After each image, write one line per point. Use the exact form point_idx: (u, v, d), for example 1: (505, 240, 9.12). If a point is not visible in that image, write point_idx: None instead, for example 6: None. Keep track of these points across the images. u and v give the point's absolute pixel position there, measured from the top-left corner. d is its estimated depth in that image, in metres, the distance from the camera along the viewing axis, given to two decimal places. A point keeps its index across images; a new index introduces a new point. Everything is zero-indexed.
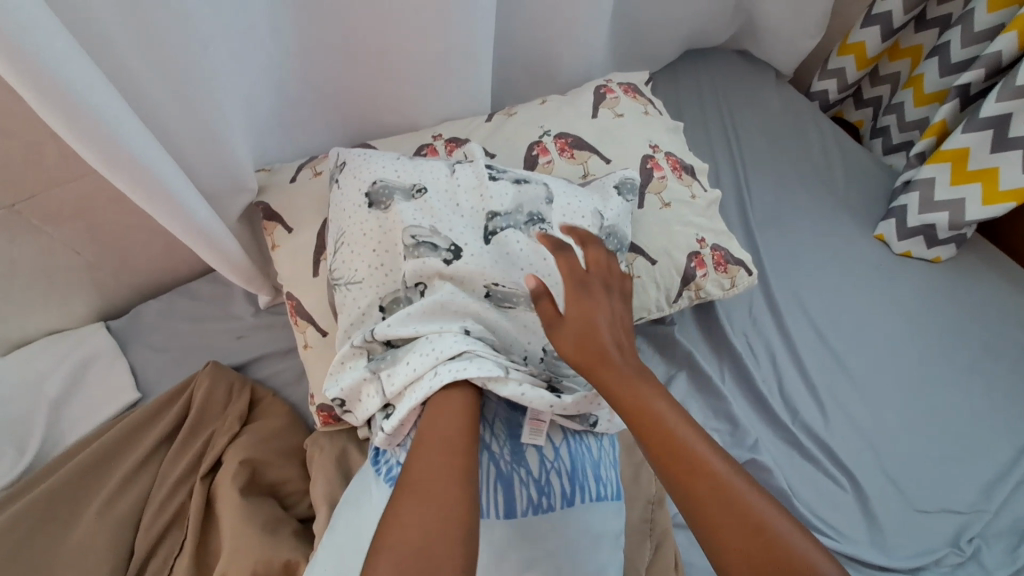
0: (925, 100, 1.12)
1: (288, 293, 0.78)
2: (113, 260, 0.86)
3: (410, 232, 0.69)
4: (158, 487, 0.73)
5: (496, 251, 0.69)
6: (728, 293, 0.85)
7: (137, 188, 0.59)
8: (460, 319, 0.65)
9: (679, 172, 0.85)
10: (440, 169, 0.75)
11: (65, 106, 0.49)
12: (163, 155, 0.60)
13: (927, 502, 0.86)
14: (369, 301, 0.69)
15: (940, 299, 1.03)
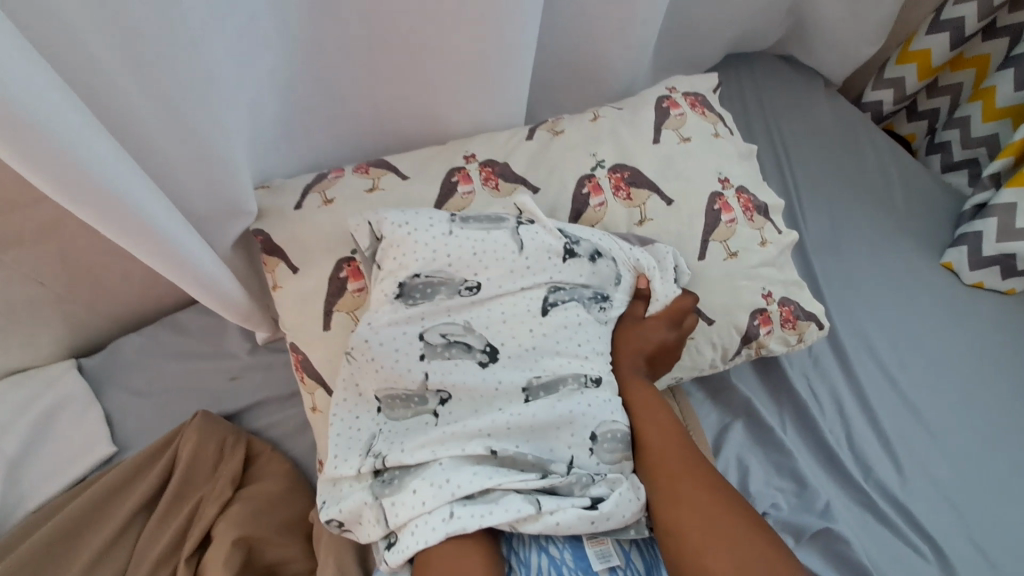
0: (995, 114, 1.02)
1: (293, 344, 0.67)
2: (87, 290, 0.74)
3: (441, 334, 0.58)
4: (134, 569, 0.62)
5: (550, 339, 0.59)
6: (792, 351, 0.74)
7: (108, 223, 0.46)
8: (483, 434, 0.54)
9: (751, 213, 0.73)
10: (500, 238, 0.60)
11: (14, 127, 0.36)
12: (141, 180, 0.47)
13: (1020, 575, 0.75)
14: (366, 409, 0.58)
15: (1019, 336, 0.92)
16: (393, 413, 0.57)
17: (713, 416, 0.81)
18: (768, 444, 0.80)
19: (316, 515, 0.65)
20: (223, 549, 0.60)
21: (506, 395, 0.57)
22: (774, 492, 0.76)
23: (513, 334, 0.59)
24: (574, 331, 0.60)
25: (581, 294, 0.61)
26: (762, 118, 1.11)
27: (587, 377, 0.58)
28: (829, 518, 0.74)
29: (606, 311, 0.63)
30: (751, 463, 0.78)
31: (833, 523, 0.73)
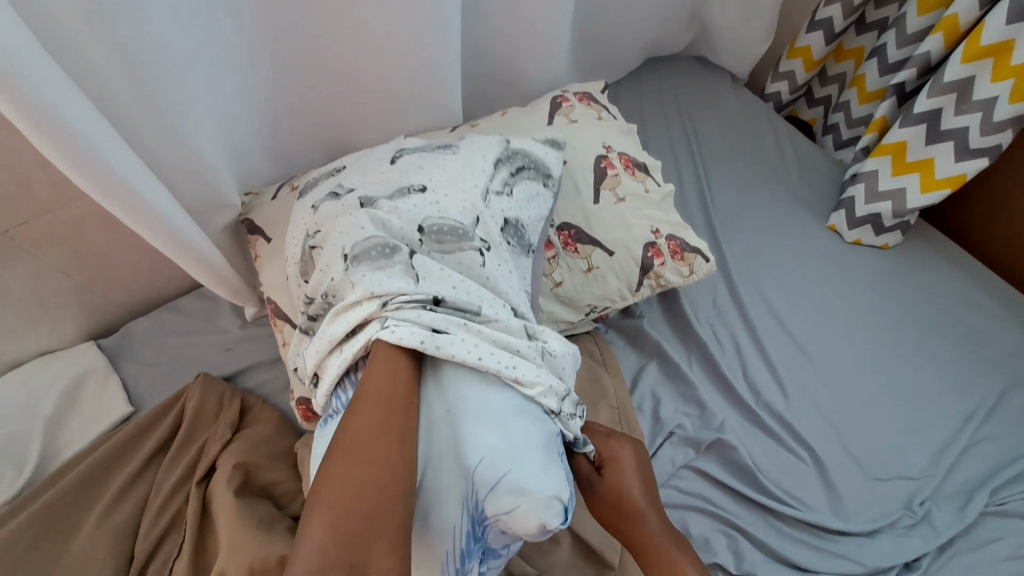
0: (868, 98, 1.20)
1: (269, 296, 0.80)
2: (102, 281, 0.90)
3: (322, 196, 0.74)
4: (155, 494, 0.77)
5: (391, 175, 0.73)
6: (687, 280, 0.89)
7: (107, 191, 0.62)
8: (342, 250, 0.64)
9: (632, 168, 0.91)
10: (361, 151, 0.83)
11: (65, 138, 0.56)
12: (128, 155, 0.62)
13: (882, 471, 0.92)
14: (291, 266, 0.72)
15: (889, 282, 1.10)
16: (303, 262, 0.70)
17: (630, 358, 0.98)
18: (676, 378, 0.97)
19: (300, 446, 0.81)
20: (226, 472, 0.76)
21: (354, 206, 0.69)
22: (678, 416, 0.93)
23: (370, 180, 0.73)
24: (419, 162, 0.75)
25: (428, 147, 0.78)
26: (676, 110, 1.29)
27: (413, 190, 0.70)
28: (723, 432, 0.92)
29: (450, 150, 0.77)
30: (661, 394, 0.95)
31: (725, 435, 0.91)
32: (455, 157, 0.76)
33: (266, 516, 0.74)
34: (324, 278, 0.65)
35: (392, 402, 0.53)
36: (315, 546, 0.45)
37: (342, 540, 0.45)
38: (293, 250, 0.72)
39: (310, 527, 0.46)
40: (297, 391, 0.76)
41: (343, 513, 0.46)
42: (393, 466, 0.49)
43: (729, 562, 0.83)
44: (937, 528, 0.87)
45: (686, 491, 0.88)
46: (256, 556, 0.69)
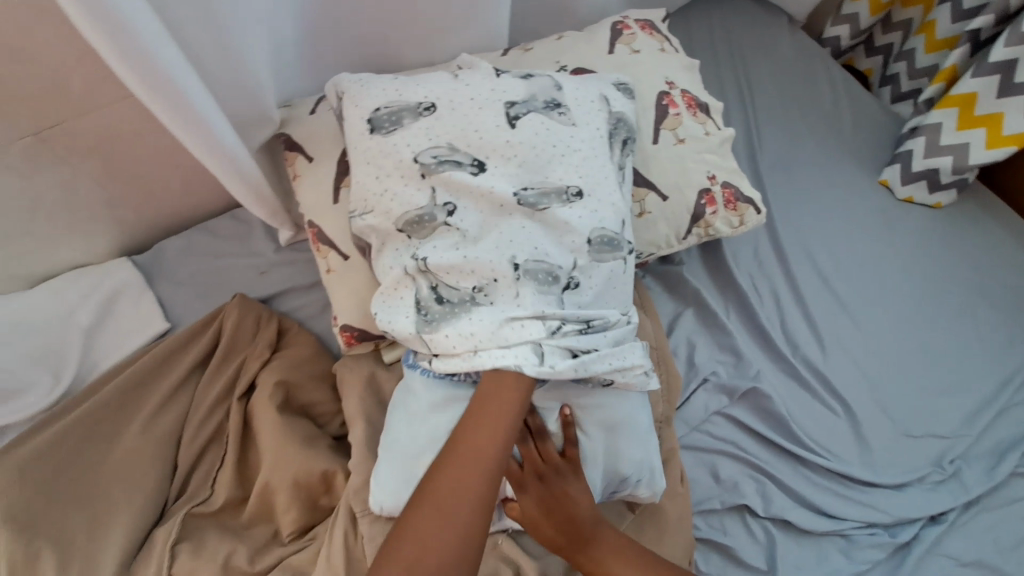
0: (935, 46, 1.13)
1: (310, 221, 0.78)
2: (135, 196, 0.88)
3: (436, 155, 0.68)
4: (196, 408, 0.78)
5: (521, 147, 0.69)
6: (736, 232, 0.86)
7: (159, 97, 0.59)
8: (502, 252, 0.65)
9: (694, 109, 0.86)
10: (443, 80, 0.73)
11: (120, 33, 0.52)
12: (181, 58, 0.59)
13: (915, 428, 0.92)
14: (392, 228, 0.68)
15: (937, 242, 1.07)
16: (415, 231, 0.67)
17: (668, 305, 0.97)
18: (713, 327, 0.95)
19: (338, 366, 0.80)
20: (267, 389, 0.76)
21: (503, 197, 0.67)
22: (714, 363, 0.92)
23: (497, 150, 0.69)
24: (548, 135, 0.70)
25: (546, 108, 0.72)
26: (728, 51, 1.22)
27: (569, 193, 0.68)
28: (758, 381, 0.91)
29: (565, 115, 0.72)
30: (698, 341, 0.94)
31: (760, 385, 0.90)
32: (579, 129, 0.72)
33: (307, 434, 0.74)
34: (468, 273, 0.64)
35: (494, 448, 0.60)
36: (404, 537, 0.57)
37: (423, 544, 0.56)
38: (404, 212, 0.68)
39: (406, 520, 0.58)
40: (341, 318, 0.76)
41: (426, 526, 0.57)
42: (470, 503, 0.58)
43: (757, 505, 0.84)
44: (964, 485, 0.88)
45: (718, 436, 0.88)
46: (300, 470, 0.71)
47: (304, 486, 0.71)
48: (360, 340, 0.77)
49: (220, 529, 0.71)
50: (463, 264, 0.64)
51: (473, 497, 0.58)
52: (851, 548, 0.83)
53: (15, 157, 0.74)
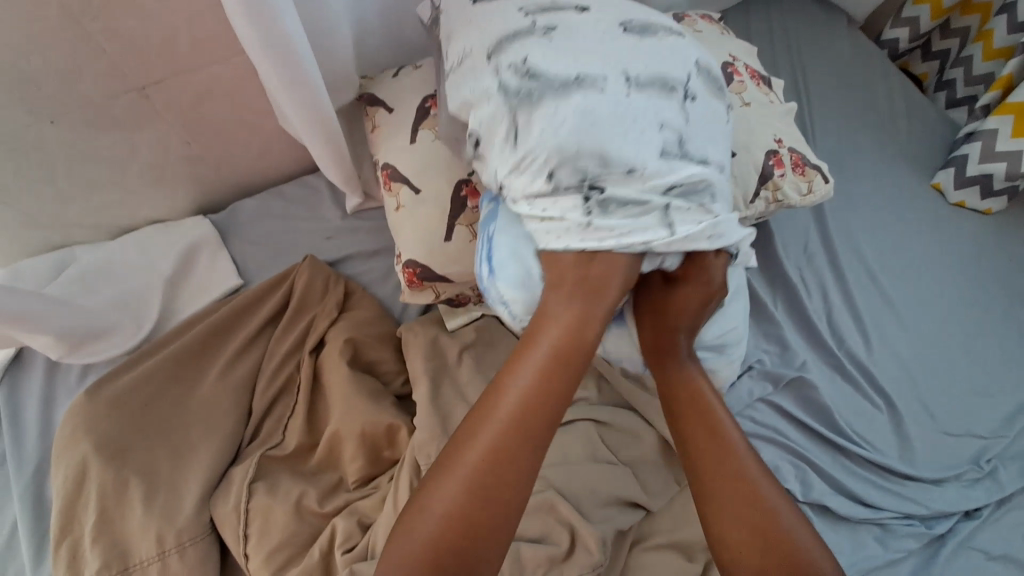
0: (992, 55, 1.13)
1: (384, 162, 0.81)
2: (217, 156, 0.92)
3: (528, 16, 0.65)
4: (268, 359, 0.82)
5: (598, 12, 0.66)
6: (804, 198, 0.86)
7: (283, 76, 0.67)
8: (615, 47, 0.62)
9: (757, 81, 0.89)
10: None
11: None
12: (307, 45, 0.66)
13: (954, 426, 0.93)
14: (485, 47, 0.64)
15: (988, 246, 1.07)
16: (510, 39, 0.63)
17: None
18: (760, 316, 0.98)
19: (403, 330, 0.84)
20: (337, 345, 0.80)
21: (610, 18, 0.65)
22: (760, 351, 0.95)
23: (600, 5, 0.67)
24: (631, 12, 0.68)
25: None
26: (785, 47, 1.23)
27: (674, 31, 0.68)
28: (803, 371, 0.93)
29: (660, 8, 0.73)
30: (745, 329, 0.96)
31: (805, 374, 0.93)
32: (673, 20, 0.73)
33: (373, 390, 0.78)
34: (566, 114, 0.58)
35: (569, 340, 0.57)
36: (463, 442, 0.55)
37: (486, 445, 0.54)
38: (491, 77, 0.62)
39: (467, 429, 0.56)
40: (403, 256, 0.78)
41: (487, 433, 0.55)
42: (536, 405, 0.56)
43: (797, 489, 0.86)
44: (1001, 484, 0.89)
45: (761, 421, 0.91)
46: (368, 421, 0.75)
47: (370, 437, 0.75)
48: (422, 280, 0.78)
49: (290, 473, 0.75)
50: (574, 63, 0.60)
51: (540, 402, 0.56)
52: (886, 536, 0.85)
53: (118, 112, 0.78)
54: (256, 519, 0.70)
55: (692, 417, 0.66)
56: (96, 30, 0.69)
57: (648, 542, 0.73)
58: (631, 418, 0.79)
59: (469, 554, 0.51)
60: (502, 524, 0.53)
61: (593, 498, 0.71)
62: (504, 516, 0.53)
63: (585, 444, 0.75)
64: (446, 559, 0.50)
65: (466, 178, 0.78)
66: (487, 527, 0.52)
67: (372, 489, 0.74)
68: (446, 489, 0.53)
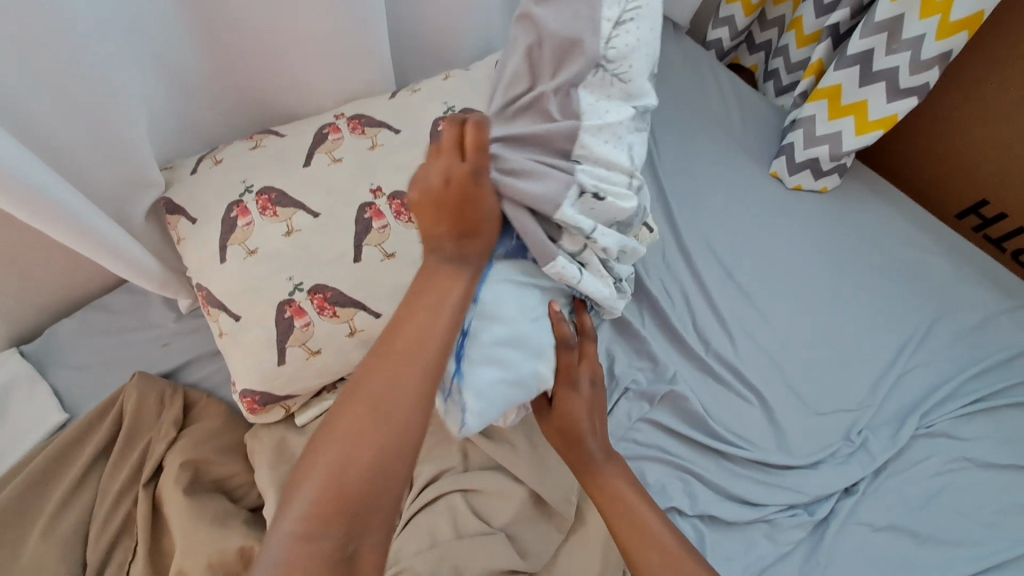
0: (806, 41, 1.19)
1: (197, 283, 0.76)
2: (14, 283, 0.83)
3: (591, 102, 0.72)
4: (101, 500, 0.75)
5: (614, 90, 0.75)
6: None
7: (12, 198, 0.57)
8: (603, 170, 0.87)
9: None
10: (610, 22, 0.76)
11: None
12: (25, 153, 0.58)
13: (823, 406, 0.97)
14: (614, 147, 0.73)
15: (829, 224, 1.14)
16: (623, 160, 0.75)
17: None
18: (629, 335, 0.98)
19: (249, 436, 0.78)
20: (173, 471, 0.73)
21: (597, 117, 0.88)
22: (632, 371, 0.95)
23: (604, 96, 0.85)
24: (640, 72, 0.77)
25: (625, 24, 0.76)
26: None
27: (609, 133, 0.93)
28: (674, 383, 0.95)
29: None
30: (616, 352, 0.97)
31: (676, 386, 0.94)
32: None
33: (220, 511, 0.72)
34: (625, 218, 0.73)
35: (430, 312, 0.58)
36: (357, 391, 0.54)
37: (379, 394, 0.53)
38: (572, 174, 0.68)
39: (342, 406, 0.53)
40: (239, 385, 0.74)
41: (380, 382, 0.53)
42: (429, 356, 0.56)
43: (684, 504, 0.86)
44: (873, 453, 0.93)
45: (643, 442, 0.91)
46: (213, 552, 0.68)
47: (220, 568, 0.68)
48: (264, 404, 0.75)
49: None
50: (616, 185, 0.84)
51: (431, 345, 0.56)
52: (775, 531, 0.87)
53: None
54: None
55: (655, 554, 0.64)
56: None
57: None
58: (499, 477, 0.76)
59: (364, 511, 0.49)
60: (397, 481, 0.51)
61: None
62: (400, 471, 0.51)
63: (453, 520, 0.72)
64: (326, 534, 0.47)
65: (289, 298, 0.73)
66: (384, 485, 0.50)
67: None
68: (320, 460, 0.50)
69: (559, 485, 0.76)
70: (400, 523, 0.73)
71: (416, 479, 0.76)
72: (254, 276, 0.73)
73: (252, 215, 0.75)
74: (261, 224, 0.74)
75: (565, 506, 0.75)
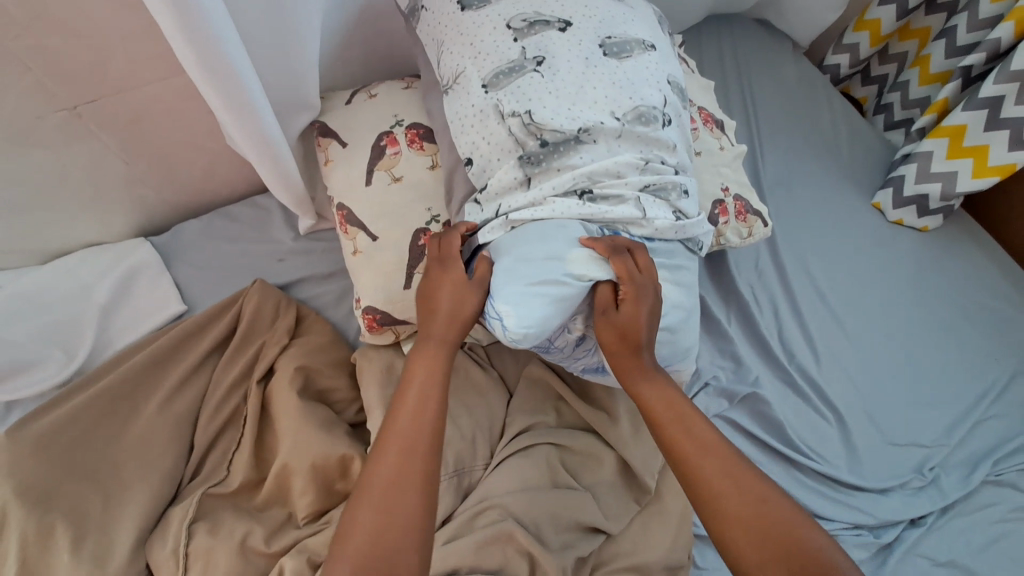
0: (928, 80, 1.20)
1: (340, 203, 0.79)
2: (159, 176, 0.88)
3: (482, 40, 0.71)
4: (213, 389, 0.79)
5: (546, 40, 0.70)
6: (744, 241, 0.92)
7: (232, 109, 0.65)
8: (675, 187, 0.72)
9: (709, 124, 0.92)
10: (571, 55, 0.70)
11: (209, 52, 0.58)
12: (251, 66, 0.64)
13: (898, 437, 0.97)
14: (576, 183, 0.66)
15: (925, 262, 1.13)
16: (600, 194, 0.67)
17: None
18: (716, 333, 0.99)
19: (357, 356, 0.81)
20: (287, 374, 0.77)
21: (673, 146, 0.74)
22: (715, 367, 0.96)
23: (682, 130, 0.76)
24: (607, 28, 0.73)
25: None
26: (735, 72, 1.27)
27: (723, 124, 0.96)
28: (757, 387, 0.95)
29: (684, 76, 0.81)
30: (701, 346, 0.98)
31: (758, 390, 0.95)
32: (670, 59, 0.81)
33: (325, 419, 0.75)
34: (568, 163, 0.67)
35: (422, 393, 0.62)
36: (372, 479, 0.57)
37: (391, 479, 0.56)
38: (498, 102, 0.68)
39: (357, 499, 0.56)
40: (364, 300, 0.77)
41: (390, 464, 0.57)
42: (425, 433, 0.59)
43: None
44: (943, 491, 0.93)
45: None
46: (319, 453, 0.72)
47: (322, 469, 0.72)
48: (382, 324, 0.78)
49: (234, 511, 0.71)
50: (659, 226, 0.68)
51: (428, 417, 0.60)
52: None
53: (48, 132, 0.74)
54: (196, 562, 0.66)
55: (739, 499, 0.60)
56: (19, 48, 0.65)
57: (607, 567, 0.72)
58: (589, 439, 0.78)
59: None
60: (413, 542, 0.54)
61: (552, 526, 0.70)
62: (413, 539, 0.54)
63: (545, 470, 0.74)
64: None
65: (425, 226, 0.77)
66: (399, 543, 0.53)
67: (323, 524, 0.71)
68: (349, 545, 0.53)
69: (645, 455, 0.77)
70: (491, 463, 0.75)
71: (509, 426, 0.78)
72: (396, 202, 0.78)
73: (400, 145, 0.79)
74: (408, 155, 0.79)
75: (647, 475, 0.77)
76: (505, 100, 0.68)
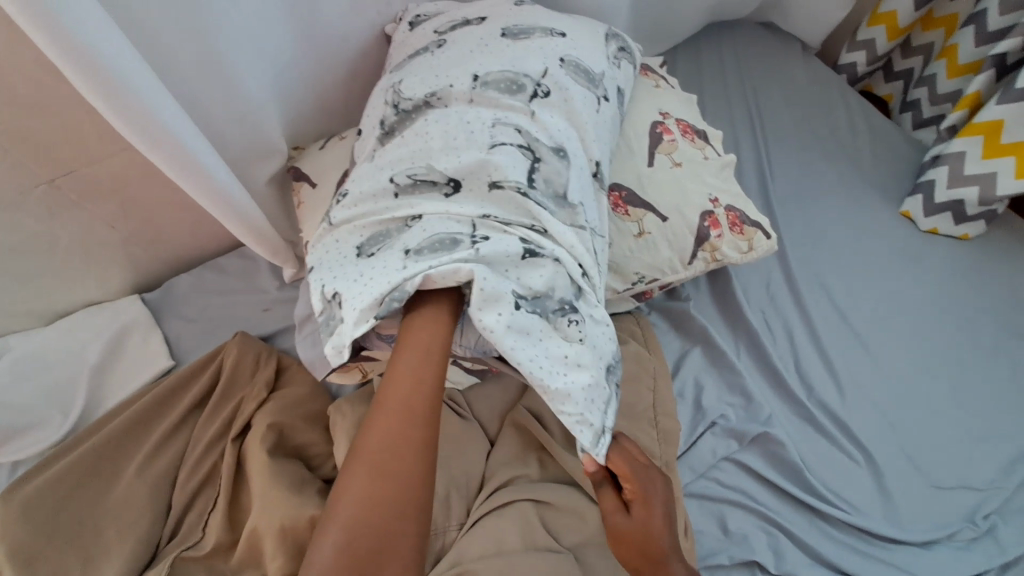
0: (958, 71, 1.08)
1: (308, 240, 0.80)
2: (147, 236, 0.90)
3: (387, 75, 0.75)
4: (193, 447, 0.79)
5: (438, 58, 0.71)
6: (744, 257, 0.84)
7: (191, 182, 0.66)
8: (549, 181, 0.63)
9: (690, 135, 0.86)
10: (432, 56, 0.72)
11: (150, 133, 0.58)
12: (201, 137, 0.64)
13: (943, 479, 0.85)
14: (374, 185, 0.63)
15: (966, 274, 1.01)
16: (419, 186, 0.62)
17: (673, 343, 0.93)
18: (723, 367, 0.91)
19: (331, 411, 0.79)
20: (260, 430, 0.76)
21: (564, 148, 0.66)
22: (723, 406, 0.88)
23: (587, 113, 0.70)
24: (513, 19, 0.74)
25: (532, 7, 0.77)
26: (737, 80, 1.20)
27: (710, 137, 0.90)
28: (770, 426, 0.86)
29: (617, 52, 0.80)
30: (706, 381, 0.90)
31: (772, 429, 0.86)
32: (597, 35, 0.79)
33: (297, 478, 0.74)
34: (446, 216, 0.59)
35: (422, 355, 0.55)
36: (362, 445, 0.52)
37: (384, 446, 0.51)
38: (385, 110, 0.70)
39: (344, 472, 0.51)
40: None
41: (377, 436, 0.52)
42: (426, 393, 0.54)
43: (770, 562, 0.77)
44: (1001, 543, 0.80)
45: (728, 484, 0.83)
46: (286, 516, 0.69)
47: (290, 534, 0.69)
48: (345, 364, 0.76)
49: (208, 575, 0.70)
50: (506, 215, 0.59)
51: (427, 383, 0.54)
52: None
53: (31, 204, 0.77)
54: None
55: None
56: None
57: None
58: (572, 493, 0.72)
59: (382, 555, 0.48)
60: (412, 515, 0.50)
61: None
62: (413, 525, 0.50)
63: (524, 530, 0.69)
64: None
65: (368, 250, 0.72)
66: (397, 515, 0.49)
67: None
68: (342, 509, 0.49)
69: None
70: (466, 523, 0.70)
71: (488, 481, 0.74)
72: None
73: None
74: None
75: None
76: (391, 138, 0.68)
